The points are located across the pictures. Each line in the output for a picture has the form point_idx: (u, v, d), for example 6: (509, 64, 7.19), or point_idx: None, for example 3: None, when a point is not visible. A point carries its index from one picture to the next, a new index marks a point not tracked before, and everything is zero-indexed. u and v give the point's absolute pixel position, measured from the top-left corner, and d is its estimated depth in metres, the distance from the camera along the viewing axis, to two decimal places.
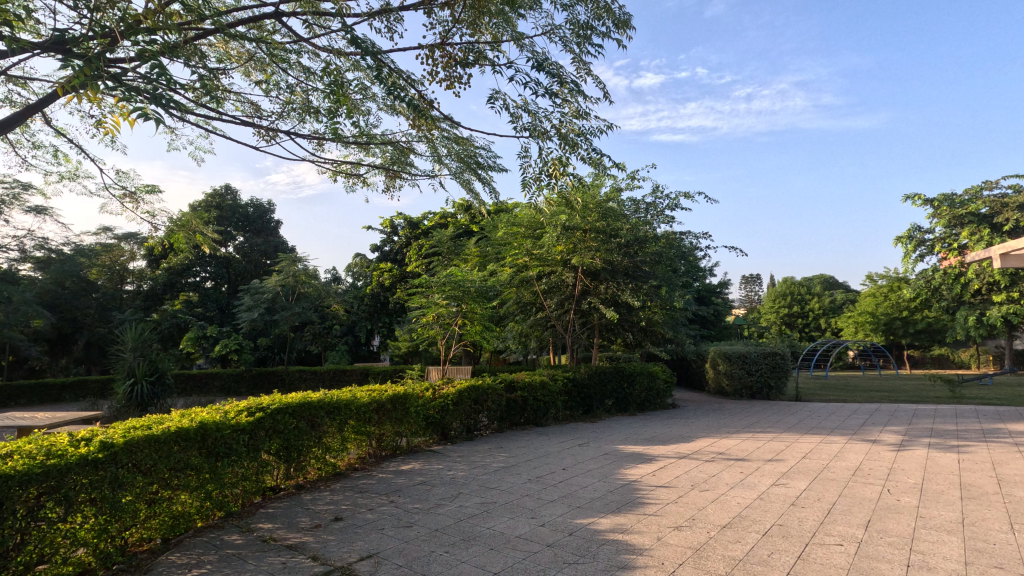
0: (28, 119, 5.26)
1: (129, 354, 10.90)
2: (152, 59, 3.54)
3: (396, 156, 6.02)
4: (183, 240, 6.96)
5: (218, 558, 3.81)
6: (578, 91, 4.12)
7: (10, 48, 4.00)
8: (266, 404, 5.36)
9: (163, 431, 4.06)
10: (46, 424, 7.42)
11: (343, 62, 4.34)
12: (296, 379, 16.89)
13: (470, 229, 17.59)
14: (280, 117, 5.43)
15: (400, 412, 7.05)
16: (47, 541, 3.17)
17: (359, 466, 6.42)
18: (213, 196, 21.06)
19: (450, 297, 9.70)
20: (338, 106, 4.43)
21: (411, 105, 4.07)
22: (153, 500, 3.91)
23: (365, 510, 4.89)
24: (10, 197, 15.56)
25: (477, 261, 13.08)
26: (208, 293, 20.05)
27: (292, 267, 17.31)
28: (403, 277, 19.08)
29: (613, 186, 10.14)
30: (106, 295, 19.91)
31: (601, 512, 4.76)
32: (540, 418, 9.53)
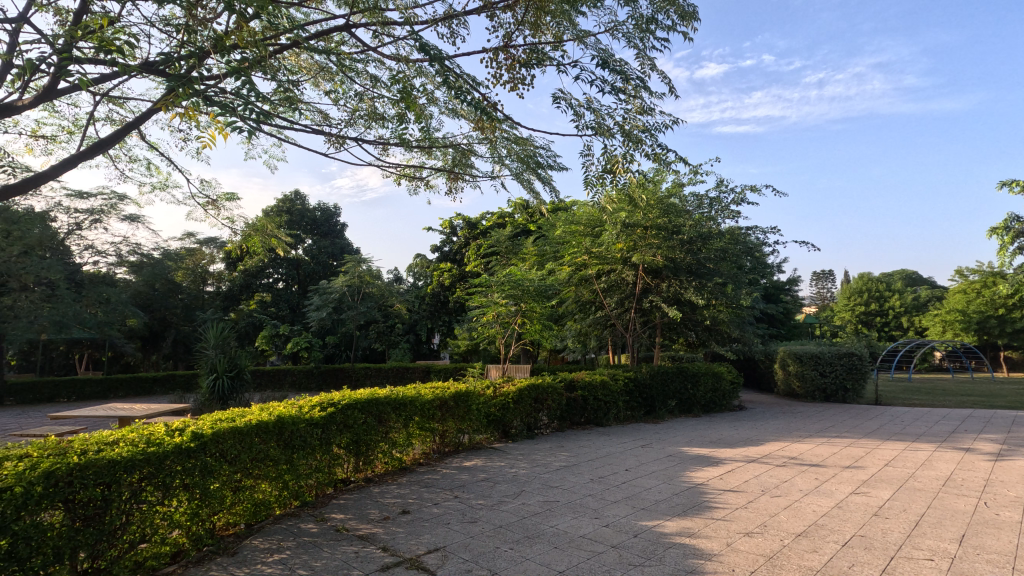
0: (126, 136, 5.73)
1: (212, 351, 11.82)
2: (239, 76, 3.78)
3: (458, 158, 6.14)
4: (259, 244, 7.38)
5: (295, 544, 4.03)
6: (645, 87, 4.05)
7: (112, 72, 4.37)
8: (337, 399, 5.61)
9: (245, 423, 4.34)
10: (141, 415, 8.07)
11: (409, 69, 4.47)
12: (362, 376, 17.56)
13: (528, 229, 17.64)
14: (348, 124, 5.64)
15: (463, 409, 7.18)
16: (148, 522, 3.45)
17: (424, 461, 6.60)
18: (284, 202, 22.19)
19: (510, 297, 9.78)
20: (405, 112, 4.57)
21: (477, 109, 4.15)
22: (238, 488, 4.18)
23: (431, 505, 5.03)
24: (108, 207, 17.04)
25: (535, 261, 13.10)
26: (281, 293, 21.17)
27: (357, 268, 17.94)
28: (463, 276, 19.40)
29: (675, 181, 9.88)
30: (190, 296, 21.42)
31: (666, 514, 4.66)
32: (601, 418, 9.45)
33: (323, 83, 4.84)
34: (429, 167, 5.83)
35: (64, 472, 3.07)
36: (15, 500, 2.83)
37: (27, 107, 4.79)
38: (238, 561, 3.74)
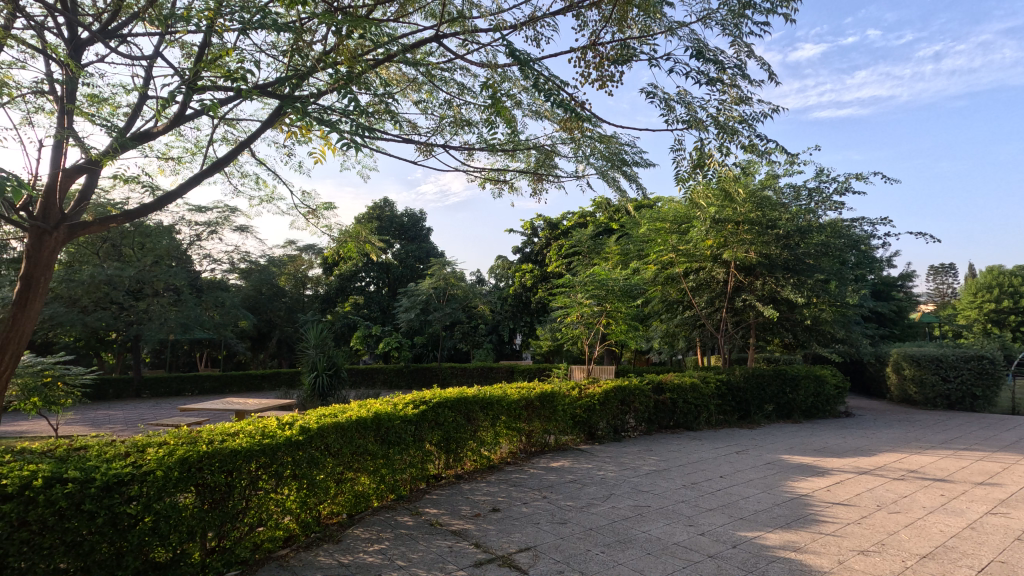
0: (239, 154, 6.27)
1: (312, 350, 12.65)
2: (342, 92, 4.02)
3: (541, 159, 6.16)
4: (355, 248, 7.81)
5: (394, 536, 4.22)
6: (741, 76, 3.85)
7: (228, 96, 4.77)
8: (428, 397, 5.82)
9: (347, 419, 4.60)
10: (254, 408, 8.81)
11: (495, 74, 4.54)
12: (448, 375, 18.10)
13: (610, 228, 17.33)
14: (436, 132, 5.82)
15: (549, 409, 7.19)
16: (264, 507, 3.76)
17: (511, 460, 6.67)
18: (374, 209, 23.35)
19: (593, 297, 9.64)
20: (494, 117, 4.66)
21: (566, 110, 4.13)
22: (341, 480, 4.44)
23: (520, 503, 5.08)
24: (222, 219, 18.75)
25: (618, 260, 12.86)
26: (372, 295, 22.30)
27: (442, 270, 18.48)
28: (545, 277, 19.43)
29: (769, 172, 9.30)
30: (292, 299, 23.09)
31: (768, 526, 4.39)
32: (691, 421, 9.10)
33: (413, 93, 5.04)
34: (514, 170, 5.91)
35: (195, 460, 3.41)
36: (157, 482, 3.20)
37: (161, 133, 5.38)
38: (343, 548, 3.98)
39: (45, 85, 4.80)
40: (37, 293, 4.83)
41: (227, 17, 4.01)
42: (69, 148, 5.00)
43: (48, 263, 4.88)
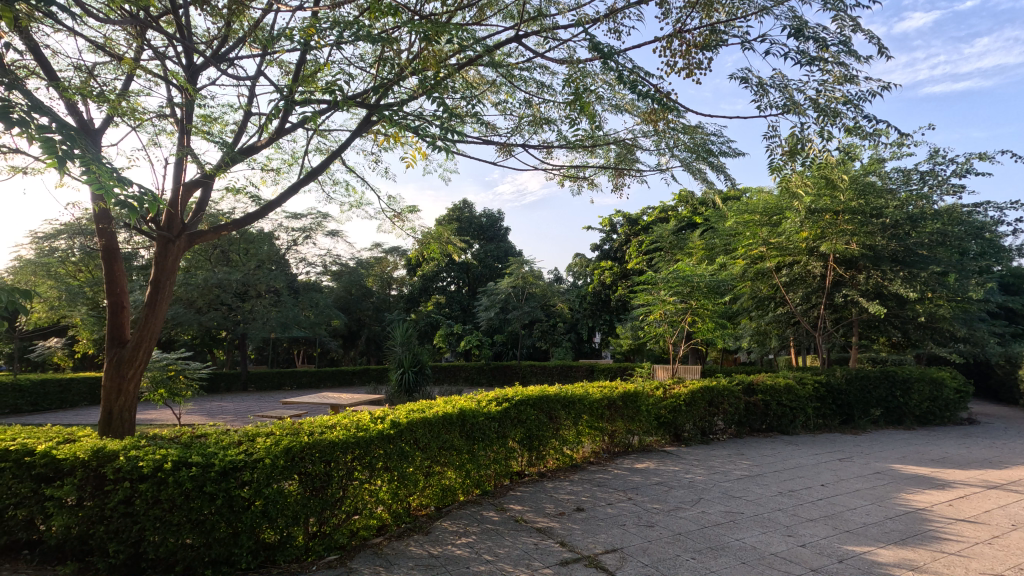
0: (331, 162, 6.64)
1: (399, 348, 13.20)
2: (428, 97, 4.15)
3: (622, 154, 6.04)
4: (437, 249, 8.04)
5: (480, 530, 4.30)
6: (847, 52, 3.56)
7: (322, 108, 5.06)
8: (511, 395, 5.88)
9: (434, 415, 4.75)
10: (347, 402, 9.33)
11: (576, 71, 4.50)
12: (528, 373, 18.22)
13: (694, 222, 16.66)
14: (516, 132, 5.86)
15: (632, 409, 7.05)
16: (360, 496, 3.97)
17: (594, 460, 6.60)
18: (454, 210, 23.95)
19: (678, 295, 9.29)
20: (575, 113, 4.62)
21: (653, 100, 3.99)
22: (429, 473, 4.59)
23: (605, 504, 5.00)
24: (315, 224, 19.98)
25: (703, 255, 12.33)
26: (453, 295, 22.90)
27: (520, 269, 18.60)
28: (625, 274, 19.02)
29: (873, 156, 8.54)
30: (379, 299, 24.20)
31: (879, 541, 4.04)
32: (787, 426, 8.55)
33: (494, 95, 5.10)
34: (595, 166, 5.81)
35: (298, 449, 3.67)
36: (265, 469, 3.50)
37: (264, 146, 5.82)
38: (432, 539, 4.11)
39: (167, 109, 5.33)
40: (163, 295, 5.38)
41: (323, 32, 4.25)
42: (188, 164, 5.53)
43: (172, 267, 5.41)
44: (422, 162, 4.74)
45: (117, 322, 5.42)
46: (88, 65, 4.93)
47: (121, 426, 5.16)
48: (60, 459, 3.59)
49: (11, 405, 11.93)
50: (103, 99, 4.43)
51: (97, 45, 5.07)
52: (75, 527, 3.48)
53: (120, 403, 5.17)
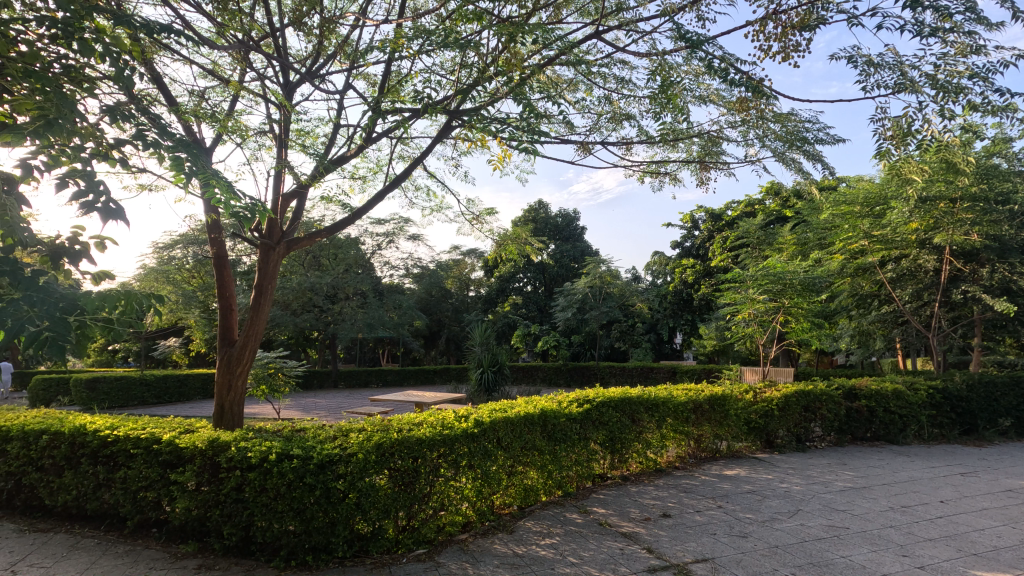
0: (413, 167, 6.86)
1: (479, 348, 13.43)
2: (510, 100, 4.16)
3: (705, 147, 5.79)
4: (515, 250, 8.09)
5: (564, 532, 4.28)
6: (974, 20, 3.19)
7: (406, 117, 5.23)
8: (593, 396, 5.81)
9: (516, 414, 4.79)
10: (430, 400, 9.62)
11: (660, 63, 4.35)
12: (607, 374, 17.93)
13: (783, 215, 15.70)
14: (595, 130, 5.77)
15: (720, 413, 6.74)
16: (446, 492, 4.06)
17: (679, 465, 6.38)
18: (530, 211, 24.07)
19: (767, 292, 8.75)
20: (659, 106, 4.48)
21: (744, 87, 3.78)
22: (512, 473, 4.63)
23: (693, 511, 4.81)
24: (398, 228, 20.78)
25: (794, 251, 11.61)
26: (530, 295, 23.01)
27: (598, 269, 18.35)
28: (708, 272, 18.25)
29: (999, 135, 7.63)
30: (458, 301, 24.78)
31: (1015, 568, 3.59)
32: (895, 435, 7.83)
33: (572, 93, 5.04)
34: (677, 161, 5.61)
35: (388, 445, 3.82)
36: (359, 463, 3.67)
37: (353, 156, 6.12)
38: (516, 538, 4.13)
39: (267, 125, 5.75)
40: (265, 299, 5.79)
41: (409, 43, 4.39)
42: (286, 176, 5.93)
43: (272, 273, 5.82)
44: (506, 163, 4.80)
45: (226, 324, 5.90)
46: (201, 88, 5.41)
47: (232, 419, 5.62)
48: (182, 448, 3.97)
49: (138, 398, 13.36)
50: (213, 120, 4.84)
51: (208, 70, 5.55)
52: (195, 509, 3.84)
53: (230, 398, 5.64)
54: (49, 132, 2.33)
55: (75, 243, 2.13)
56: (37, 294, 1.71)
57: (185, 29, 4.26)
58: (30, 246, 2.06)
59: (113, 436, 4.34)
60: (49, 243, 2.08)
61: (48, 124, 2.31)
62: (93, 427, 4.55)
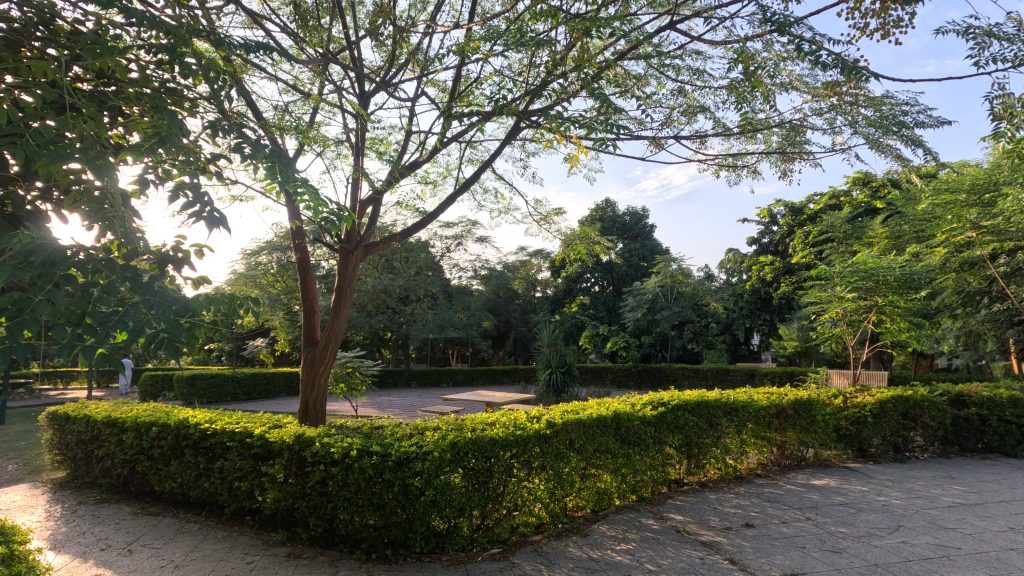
0: (482, 170, 6.93)
1: (547, 349, 13.39)
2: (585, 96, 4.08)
3: (787, 137, 5.46)
4: (584, 249, 7.99)
5: (640, 538, 4.16)
6: None
7: (476, 120, 5.28)
8: (667, 399, 5.62)
9: (589, 416, 4.72)
10: (500, 401, 9.69)
11: (740, 49, 4.14)
12: (680, 376, 17.36)
13: (873, 207, 14.60)
14: (668, 124, 5.59)
15: (806, 419, 6.33)
16: (519, 493, 4.06)
17: (762, 472, 6.06)
18: (597, 210, 23.77)
19: (857, 290, 8.13)
20: (740, 96, 4.27)
21: (834, 68, 3.53)
22: (585, 475, 4.56)
23: (778, 522, 4.54)
24: (466, 231, 21.13)
25: (887, 245, 10.75)
26: (598, 296, 22.72)
27: (669, 267, 17.80)
28: (788, 269, 17.28)
29: None
30: (525, 302, 24.89)
31: None
32: (1011, 447, 7.06)
33: (645, 88, 4.90)
34: (756, 153, 5.31)
35: (462, 444, 3.88)
36: (434, 462, 3.75)
37: (425, 161, 6.27)
38: (591, 542, 4.07)
39: (344, 135, 6.01)
40: (345, 301, 6.05)
41: (479, 46, 4.44)
42: (362, 183, 6.17)
43: (352, 276, 6.08)
44: (579, 161, 4.75)
45: (310, 325, 6.21)
46: (285, 103, 5.73)
47: (316, 415, 5.91)
48: (271, 441, 4.22)
49: (231, 394, 14.35)
50: (297, 132, 5.11)
51: (291, 86, 5.88)
52: (283, 500, 4.06)
53: (314, 396, 5.93)
54: (164, 147, 2.53)
55: (178, 252, 2.31)
56: (154, 298, 1.84)
57: (272, 48, 4.52)
58: (140, 255, 2.23)
59: (211, 429, 4.68)
60: (157, 251, 2.26)
61: (162, 140, 2.51)
62: (194, 420, 4.93)
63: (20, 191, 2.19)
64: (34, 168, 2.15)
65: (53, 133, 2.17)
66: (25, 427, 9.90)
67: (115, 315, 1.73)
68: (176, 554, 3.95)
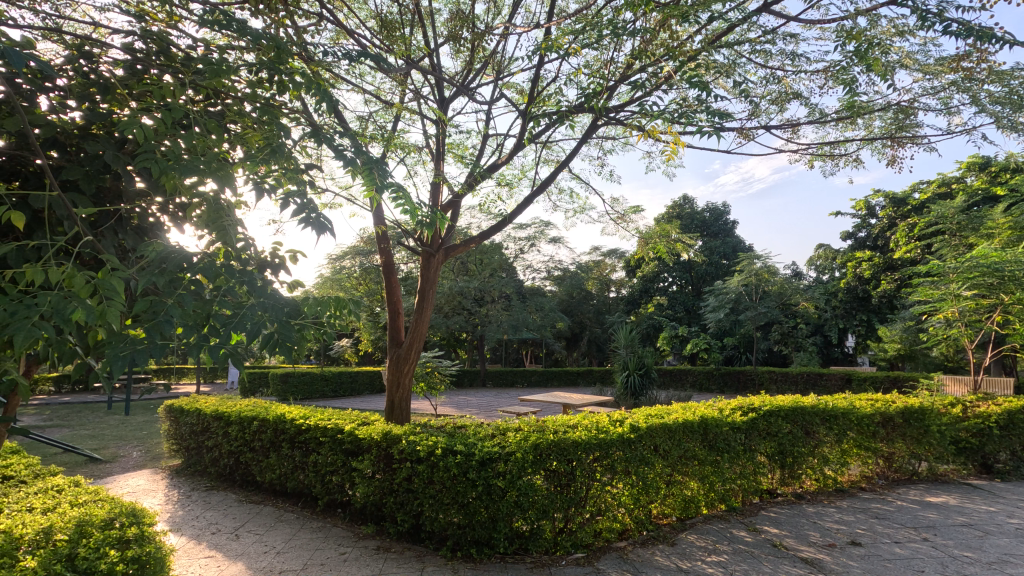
0: (559, 170, 6.87)
1: (624, 351, 13.07)
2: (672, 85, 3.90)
3: (894, 121, 4.99)
4: (664, 247, 7.72)
5: (732, 550, 3.94)
6: None
7: (555, 120, 5.22)
8: (759, 404, 5.31)
9: (674, 420, 4.55)
10: (576, 403, 9.57)
11: (844, 27, 3.82)
12: (766, 379, 16.39)
13: (993, 194, 13.13)
14: (757, 113, 5.27)
15: (917, 429, 5.77)
16: (602, 497, 3.96)
17: (866, 486, 5.58)
18: (674, 208, 23.02)
19: (977, 287, 7.33)
20: (845, 78, 3.92)
21: (962, 37, 3.17)
22: (671, 482, 4.39)
23: (889, 542, 4.15)
24: (538, 232, 21.13)
25: (1010, 236, 9.61)
26: (676, 295, 22.00)
27: (753, 265, 16.87)
28: (890, 265, 15.90)
29: None
30: (599, 302, 24.54)
31: None
32: None
33: (733, 76, 4.64)
34: (859, 139, 4.88)
35: (545, 446, 3.84)
36: (517, 462, 3.73)
37: (503, 162, 6.29)
38: (679, 552, 3.90)
39: (426, 141, 6.16)
40: (428, 302, 6.20)
41: (559, 44, 4.38)
42: (442, 187, 6.30)
43: (434, 278, 6.22)
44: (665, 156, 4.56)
45: (394, 327, 6.42)
46: (369, 112, 5.96)
47: (401, 414, 6.09)
48: (361, 438, 4.38)
49: (319, 391, 15.15)
50: (381, 140, 5.29)
51: (374, 96, 6.10)
52: (372, 495, 4.21)
53: (399, 394, 6.12)
54: (272, 158, 2.71)
55: (275, 257, 2.44)
56: (268, 301, 1.95)
57: (358, 59, 4.70)
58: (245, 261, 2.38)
59: (306, 424, 4.94)
60: (261, 257, 2.40)
61: (268, 151, 2.67)
62: (291, 415, 5.24)
63: (145, 205, 2.37)
64: (160, 182, 2.32)
65: (175, 149, 2.37)
66: (146, 418, 10.97)
67: (235, 317, 1.85)
68: (277, 541, 4.20)
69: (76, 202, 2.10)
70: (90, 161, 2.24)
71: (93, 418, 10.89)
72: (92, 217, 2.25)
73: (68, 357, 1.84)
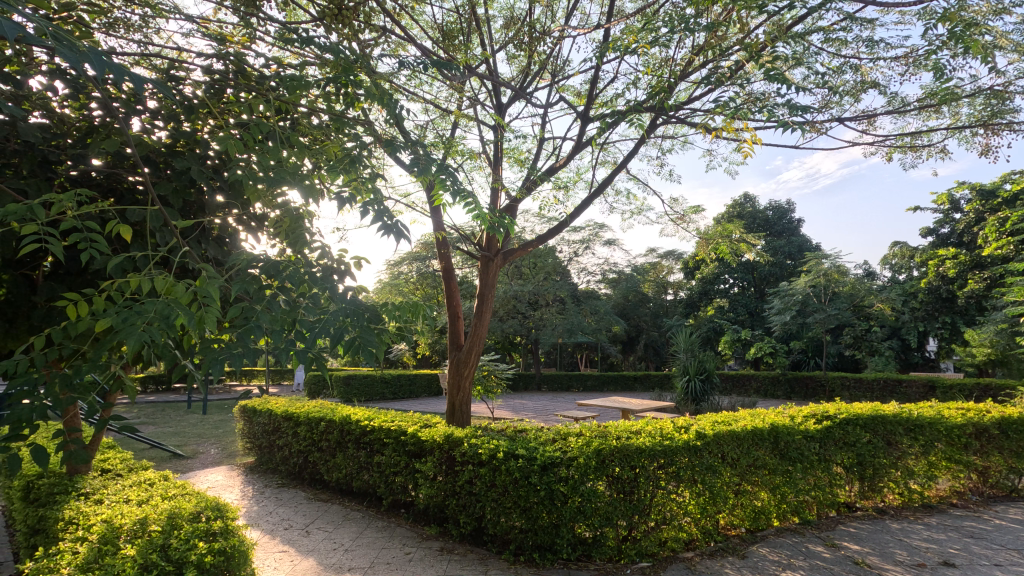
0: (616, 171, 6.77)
1: (683, 355, 12.68)
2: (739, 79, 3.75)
3: (987, 107, 4.59)
4: (725, 248, 7.43)
5: (809, 566, 3.73)
6: None
7: (613, 121, 5.14)
8: (834, 412, 5.01)
9: (742, 428, 4.36)
10: (634, 409, 9.37)
11: (930, 9, 3.55)
12: (838, 386, 15.49)
13: None
14: (829, 105, 4.98)
15: (1016, 442, 5.28)
16: (667, 506, 3.85)
17: (957, 502, 5.15)
18: (734, 207, 22.21)
19: None
20: (933, 63, 3.63)
21: None
22: (740, 492, 4.21)
23: (987, 564, 3.81)
24: (593, 235, 20.89)
25: None
26: (738, 297, 21.19)
27: (821, 265, 16.01)
28: (977, 263, 14.60)
29: None
30: (656, 305, 24.00)
31: None
32: None
33: (803, 67, 4.41)
34: (947, 129, 4.52)
35: (607, 452, 3.76)
36: (580, 468, 3.68)
37: (560, 166, 6.26)
38: (750, 565, 3.73)
39: (483, 147, 6.23)
40: (487, 306, 6.24)
41: (619, 43, 4.29)
42: (500, 192, 6.34)
43: (492, 282, 6.26)
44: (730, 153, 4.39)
45: (453, 330, 6.49)
46: (428, 120, 6.07)
47: (461, 417, 6.15)
48: (423, 440, 4.46)
49: (379, 394, 15.56)
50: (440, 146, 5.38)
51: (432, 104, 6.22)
52: (435, 496, 4.27)
53: (459, 398, 6.18)
54: (349, 168, 2.81)
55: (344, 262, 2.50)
56: (347, 307, 2.01)
57: (417, 69, 4.80)
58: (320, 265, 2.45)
59: (370, 426, 5.08)
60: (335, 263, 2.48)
61: (342, 162, 2.76)
62: (356, 417, 5.40)
63: (228, 216, 2.51)
64: (245, 195, 2.45)
65: (255, 163, 2.49)
66: (222, 417, 11.61)
67: (318, 322, 1.92)
68: (345, 539, 4.34)
69: (170, 215, 2.24)
70: (180, 176, 2.38)
71: (175, 417, 11.62)
72: (181, 229, 2.39)
73: (168, 360, 1.97)
